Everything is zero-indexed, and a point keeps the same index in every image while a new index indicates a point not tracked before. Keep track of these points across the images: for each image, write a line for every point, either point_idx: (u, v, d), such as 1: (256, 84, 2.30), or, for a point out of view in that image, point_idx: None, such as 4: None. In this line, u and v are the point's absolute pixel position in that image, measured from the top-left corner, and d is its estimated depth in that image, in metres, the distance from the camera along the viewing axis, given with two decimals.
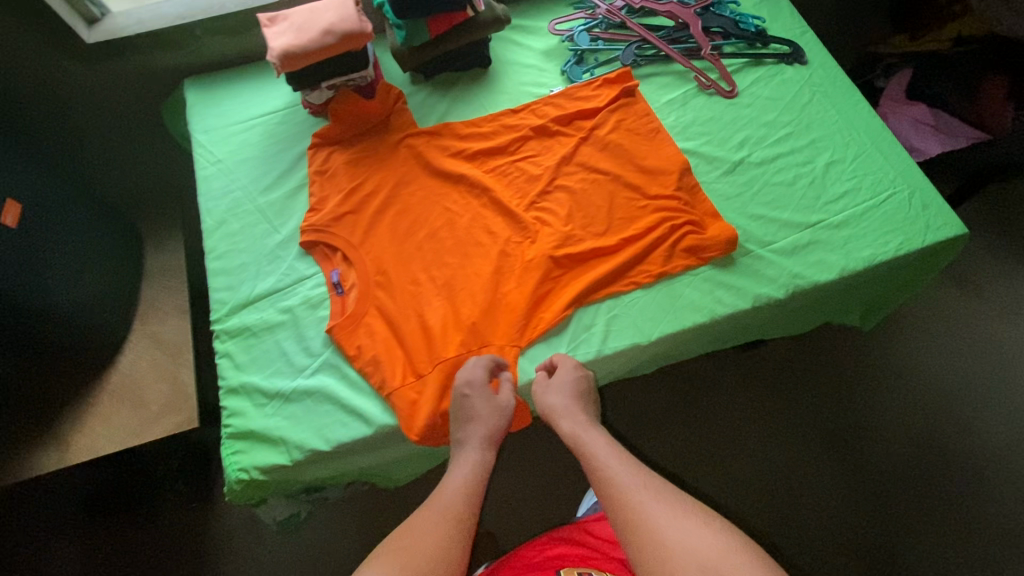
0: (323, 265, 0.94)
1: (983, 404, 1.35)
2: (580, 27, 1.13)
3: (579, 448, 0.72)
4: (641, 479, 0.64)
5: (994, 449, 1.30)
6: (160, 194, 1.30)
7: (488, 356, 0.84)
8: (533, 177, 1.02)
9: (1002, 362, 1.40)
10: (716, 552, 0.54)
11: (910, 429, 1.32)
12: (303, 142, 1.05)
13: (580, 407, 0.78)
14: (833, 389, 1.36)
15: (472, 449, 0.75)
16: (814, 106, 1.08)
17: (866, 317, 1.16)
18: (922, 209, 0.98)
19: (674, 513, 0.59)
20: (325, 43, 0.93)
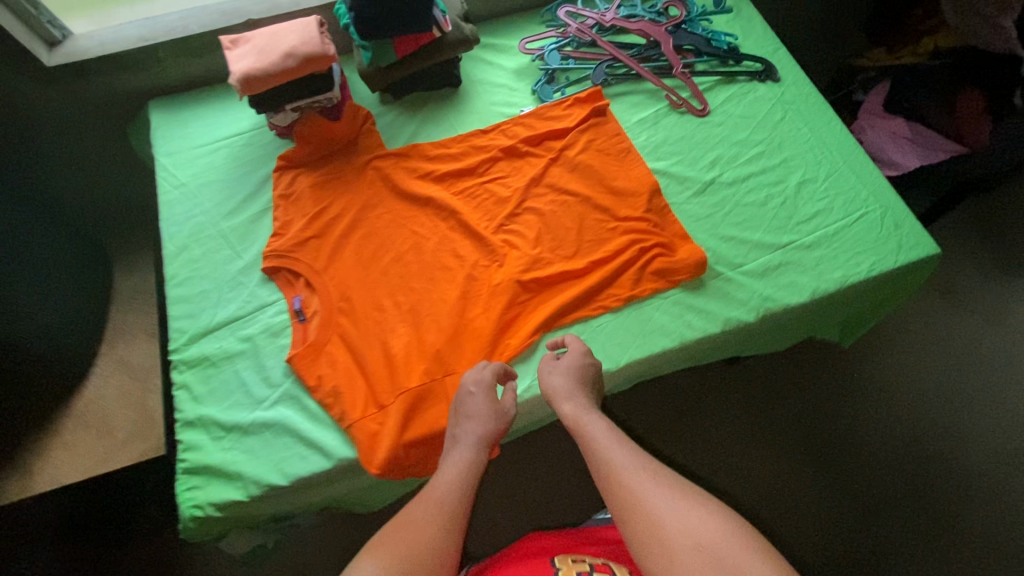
0: (285, 292, 0.92)
1: (972, 415, 1.34)
2: (551, 46, 1.12)
3: (580, 431, 0.72)
4: (641, 463, 0.64)
5: (985, 461, 1.28)
6: (129, 215, 1.28)
7: (498, 364, 0.82)
8: (502, 199, 1.01)
9: (989, 372, 1.39)
10: (713, 532, 0.54)
11: (897, 440, 1.30)
12: (267, 165, 1.03)
13: (582, 392, 0.77)
14: (817, 401, 1.35)
15: (467, 447, 0.74)
16: (786, 124, 1.07)
17: (845, 333, 1.15)
18: (894, 229, 0.97)
19: (673, 495, 0.59)
20: (285, 66, 0.91)
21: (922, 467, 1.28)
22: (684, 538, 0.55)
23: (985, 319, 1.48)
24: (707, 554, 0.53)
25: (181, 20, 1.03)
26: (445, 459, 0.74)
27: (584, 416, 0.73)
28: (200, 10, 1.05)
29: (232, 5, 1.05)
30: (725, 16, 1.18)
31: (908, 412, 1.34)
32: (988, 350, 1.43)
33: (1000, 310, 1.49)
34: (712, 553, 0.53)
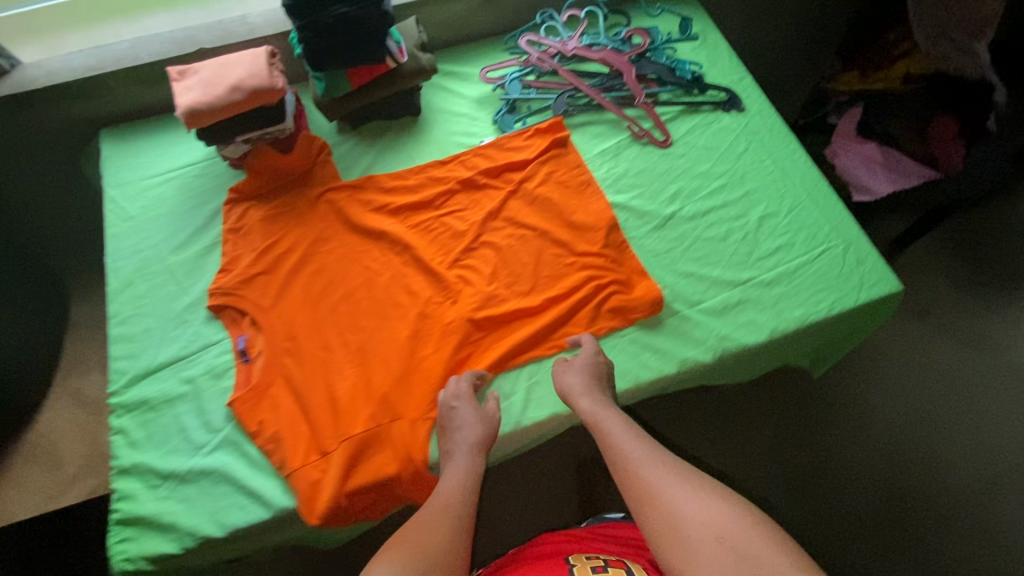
0: (230, 330, 0.90)
1: (946, 439, 1.38)
2: (512, 75, 1.10)
3: (599, 428, 0.76)
4: (660, 459, 0.69)
5: (959, 485, 1.32)
6: (84, 241, 1.25)
7: (473, 371, 0.86)
8: (458, 233, 0.98)
9: (963, 397, 1.44)
10: (732, 524, 0.58)
11: (878, 464, 1.34)
12: (217, 198, 1.01)
13: (599, 389, 0.81)
14: (797, 426, 1.38)
15: (462, 456, 0.77)
16: (749, 155, 1.05)
17: (816, 362, 1.12)
18: (856, 265, 0.95)
19: (692, 489, 0.63)
20: (231, 99, 0.88)
21: (901, 492, 1.31)
22: (704, 529, 0.58)
23: (961, 342, 1.51)
24: (728, 544, 0.56)
25: (132, 50, 1.01)
26: (445, 465, 0.77)
27: (603, 412, 0.78)
28: (152, 38, 1.02)
29: (184, 33, 1.02)
30: (690, 44, 1.17)
31: (887, 437, 1.37)
32: (964, 373, 1.47)
33: (978, 333, 1.53)
34: (731, 543, 0.56)
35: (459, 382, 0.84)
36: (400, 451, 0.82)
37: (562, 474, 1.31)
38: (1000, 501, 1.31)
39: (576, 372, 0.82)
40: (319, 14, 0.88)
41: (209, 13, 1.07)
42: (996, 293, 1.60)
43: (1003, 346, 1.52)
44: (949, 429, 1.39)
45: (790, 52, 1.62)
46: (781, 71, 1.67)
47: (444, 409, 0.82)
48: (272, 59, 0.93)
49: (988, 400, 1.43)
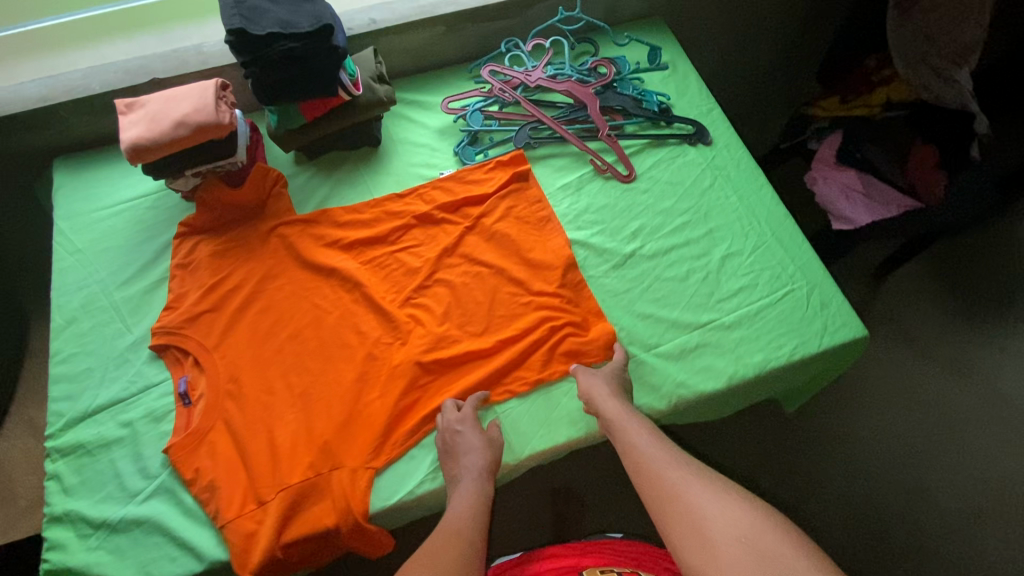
0: (172, 371, 0.88)
1: (926, 470, 1.39)
2: (474, 105, 1.08)
3: (623, 434, 0.79)
4: (683, 465, 0.73)
5: (937, 517, 1.34)
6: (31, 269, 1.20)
7: (474, 395, 0.85)
8: (412, 271, 0.96)
9: (947, 426, 1.44)
10: (753, 526, 0.61)
11: (858, 494, 1.37)
12: (169, 232, 0.99)
13: (623, 398, 0.83)
14: (778, 458, 1.40)
15: (470, 479, 0.77)
16: (714, 191, 1.02)
17: (788, 401, 1.09)
18: (820, 308, 0.92)
19: (714, 494, 0.67)
20: (175, 136, 0.86)
21: (881, 523, 1.33)
22: (725, 530, 0.62)
23: (947, 372, 1.50)
24: (748, 544, 0.60)
25: (83, 79, 0.98)
26: (454, 486, 0.78)
27: (627, 419, 0.80)
28: (105, 67, 1.00)
29: (137, 62, 1.00)
30: (659, 74, 1.14)
31: (866, 467, 1.40)
32: (948, 402, 1.47)
33: (965, 361, 1.52)
34: (752, 542, 0.60)
35: (467, 404, 0.84)
36: (340, 502, 0.79)
37: (538, 501, 1.31)
38: (980, 532, 1.32)
39: (602, 381, 0.84)
40: (265, 50, 0.84)
41: (166, 41, 1.05)
42: (986, 317, 1.57)
43: (990, 373, 1.50)
44: (931, 459, 1.40)
45: (772, 75, 1.59)
46: (764, 94, 1.64)
47: (450, 433, 0.81)
48: (222, 92, 0.91)
49: (972, 430, 1.44)
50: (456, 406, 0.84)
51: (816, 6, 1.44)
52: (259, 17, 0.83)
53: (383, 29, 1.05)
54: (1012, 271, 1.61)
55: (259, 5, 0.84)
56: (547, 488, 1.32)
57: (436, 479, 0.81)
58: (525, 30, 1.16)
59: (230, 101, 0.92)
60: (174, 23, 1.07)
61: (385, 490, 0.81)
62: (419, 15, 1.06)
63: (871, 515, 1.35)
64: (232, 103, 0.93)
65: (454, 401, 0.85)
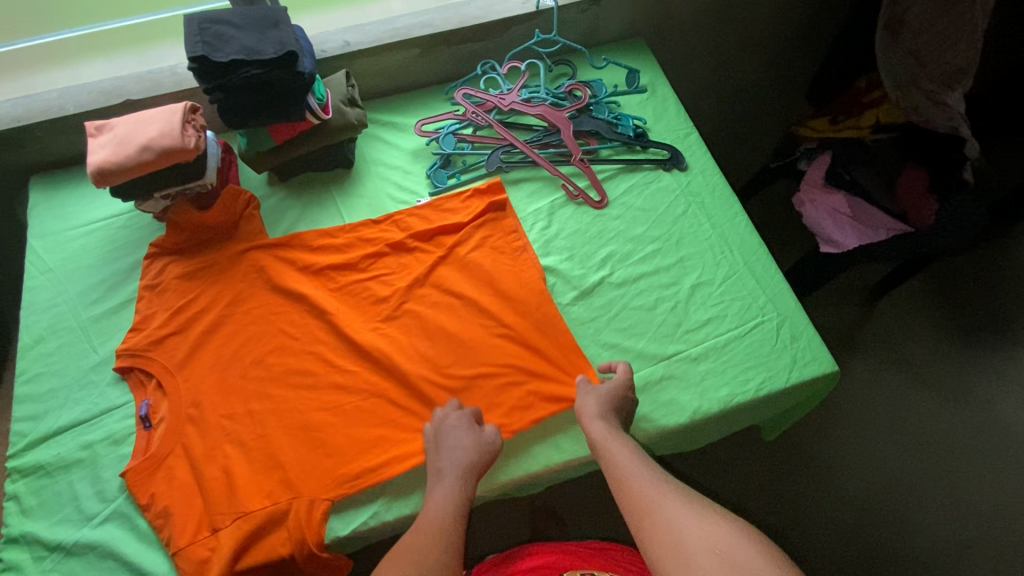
0: (136, 393, 0.88)
1: (920, 497, 1.35)
2: (448, 128, 1.08)
3: (608, 454, 0.76)
4: (663, 481, 0.72)
5: (928, 545, 1.30)
6: (8, 285, 1.21)
7: (475, 406, 0.83)
8: (381, 301, 0.94)
9: (942, 452, 1.40)
10: (730, 538, 0.61)
11: (847, 519, 1.33)
12: (140, 252, 0.99)
13: (613, 419, 0.80)
14: (765, 482, 1.37)
15: (451, 476, 0.75)
16: (688, 218, 1.01)
17: (769, 430, 1.06)
18: (791, 341, 0.90)
19: (691, 509, 0.66)
20: (141, 159, 0.87)
21: (867, 550, 1.30)
22: (702, 542, 0.61)
23: (941, 397, 1.46)
24: (724, 556, 0.59)
25: (58, 100, 1.00)
26: (435, 483, 0.76)
27: (612, 439, 0.78)
28: (81, 88, 1.02)
29: (112, 83, 1.02)
30: (637, 97, 1.13)
31: (854, 493, 1.36)
32: (942, 427, 1.43)
33: (961, 386, 1.48)
34: (727, 555, 0.59)
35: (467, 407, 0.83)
36: (293, 533, 0.77)
37: (516, 521, 1.29)
38: (971, 563, 1.28)
39: (597, 395, 0.82)
40: (227, 76, 0.84)
41: (143, 61, 1.07)
42: (986, 339, 1.53)
43: (985, 399, 1.46)
44: (921, 486, 1.36)
45: (762, 94, 1.57)
46: (755, 112, 1.62)
47: (442, 429, 0.80)
48: (191, 116, 0.92)
49: (965, 457, 1.39)
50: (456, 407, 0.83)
51: (804, 27, 1.42)
52: (223, 43, 0.84)
53: (356, 51, 1.05)
54: (1009, 294, 1.58)
55: (224, 31, 0.85)
56: (526, 508, 1.30)
57: (389, 514, 0.80)
58: (501, 52, 1.16)
59: (199, 124, 0.93)
60: (150, 42, 1.08)
61: (339, 522, 0.79)
62: (393, 38, 1.06)
63: (857, 542, 1.31)
64: (201, 126, 0.94)
65: (455, 401, 0.84)
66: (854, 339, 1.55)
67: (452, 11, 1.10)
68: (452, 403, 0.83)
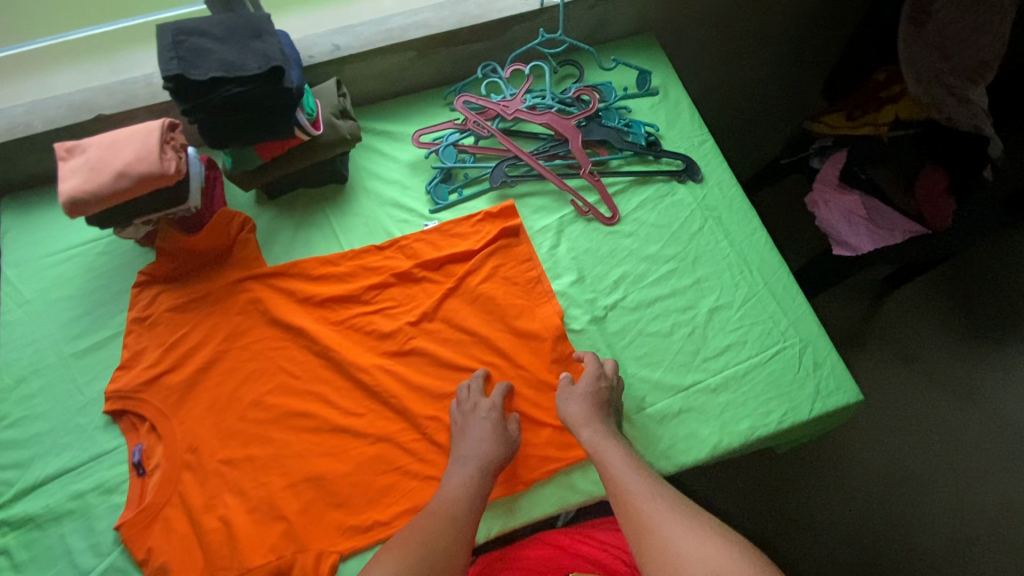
0: (128, 437, 0.83)
1: (925, 495, 1.35)
2: (447, 139, 1.00)
3: (603, 462, 0.75)
4: (660, 494, 0.71)
5: (935, 545, 1.30)
6: None
7: (505, 386, 0.84)
8: (384, 333, 0.88)
9: (949, 450, 1.39)
10: (728, 563, 0.61)
11: (854, 520, 1.33)
12: (124, 281, 0.93)
13: (599, 415, 0.78)
14: (772, 484, 1.37)
15: (471, 464, 0.76)
16: (704, 236, 0.96)
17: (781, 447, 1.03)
18: (813, 369, 0.86)
19: (690, 528, 0.66)
20: (117, 188, 0.79)
21: (871, 551, 1.30)
22: (701, 565, 0.62)
23: (948, 396, 1.45)
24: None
25: (24, 116, 0.91)
26: (456, 466, 0.77)
27: (604, 444, 0.76)
28: (48, 102, 0.93)
29: (82, 95, 0.93)
30: (648, 101, 1.06)
31: (861, 495, 1.35)
32: (948, 426, 1.42)
33: (968, 383, 1.46)
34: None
35: (493, 393, 0.83)
36: None
37: None
38: (975, 560, 1.29)
39: (578, 399, 0.80)
40: (209, 94, 0.76)
41: (115, 70, 0.97)
42: (996, 335, 1.51)
43: (992, 397, 1.45)
44: (927, 485, 1.36)
45: (776, 86, 1.50)
46: (767, 105, 1.54)
47: (470, 417, 0.80)
48: (169, 134, 0.84)
49: (971, 456, 1.39)
50: (483, 395, 0.83)
51: (821, 17, 1.34)
52: (201, 58, 0.75)
53: (347, 56, 0.97)
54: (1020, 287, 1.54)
55: (202, 43, 0.76)
56: None
57: None
58: (503, 53, 1.08)
59: (179, 143, 0.85)
60: (120, 47, 0.98)
61: (348, 572, 0.76)
62: (387, 41, 0.97)
63: (861, 543, 1.31)
64: (181, 145, 0.86)
65: (481, 378, 0.84)
66: (862, 337, 1.53)
67: (449, 9, 1.01)
68: (478, 387, 0.83)
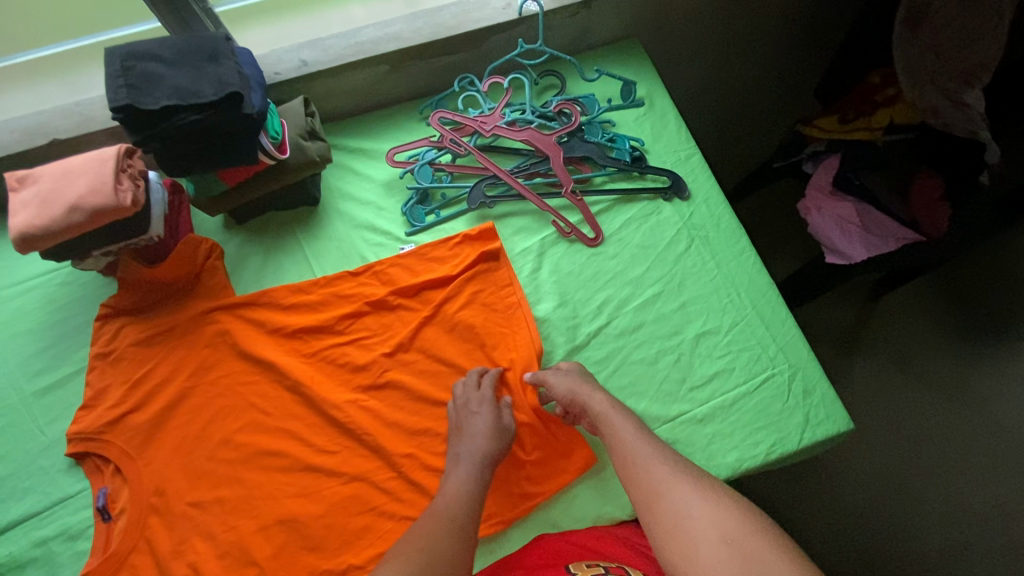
0: (93, 480, 0.80)
1: (918, 502, 1.33)
2: (423, 157, 0.96)
3: (611, 429, 0.74)
4: (670, 458, 0.69)
5: (928, 553, 1.28)
6: None
7: (495, 370, 0.83)
8: (357, 366, 0.85)
9: (943, 454, 1.37)
10: (740, 527, 0.59)
11: (846, 527, 1.31)
12: (87, 313, 0.89)
13: (601, 389, 0.78)
14: (763, 491, 1.35)
15: (468, 460, 0.75)
16: (690, 256, 0.92)
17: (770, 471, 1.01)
18: (803, 397, 0.83)
19: (700, 492, 0.63)
20: (69, 222, 0.74)
21: (862, 559, 1.29)
22: (710, 527, 0.59)
23: (942, 399, 1.42)
24: (734, 546, 0.57)
25: None
26: (455, 463, 0.75)
27: (612, 414, 0.75)
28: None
29: (35, 118, 0.89)
30: (634, 112, 1.02)
31: (853, 503, 1.33)
32: (942, 430, 1.39)
33: (962, 386, 1.43)
34: (738, 544, 0.57)
35: (486, 383, 0.82)
36: None
37: None
38: (967, 567, 1.27)
39: (580, 375, 0.79)
40: (160, 124, 0.71)
41: (69, 90, 0.93)
42: (992, 336, 1.47)
43: (987, 398, 1.41)
44: (920, 492, 1.34)
45: (768, 85, 1.44)
46: (759, 106, 1.49)
47: (464, 412, 0.79)
48: (127, 160, 0.79)
49: (965, 461, 1.36)
50: (477, 387, 0.82)
51: (814, 15, 1.29)
52: (153, 84, 0.71)
53: (315, 71, 0.92)
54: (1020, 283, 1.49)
55: (153, 69, 0.72)
56: None
57: None
58: (481, 64, 1.03)
59: (136, 170, 0.80)
60: (72, 65, 0.93)
61: None
62: (357, 55, 0.92)
63: (852, 551, 1.30)
64: (139, 171, 0.81)
65: (475, 374, 0.83)
66: (855, 340, 1.49)
67: (423, 19, 0.96)
68: (473, 381, 0.82)
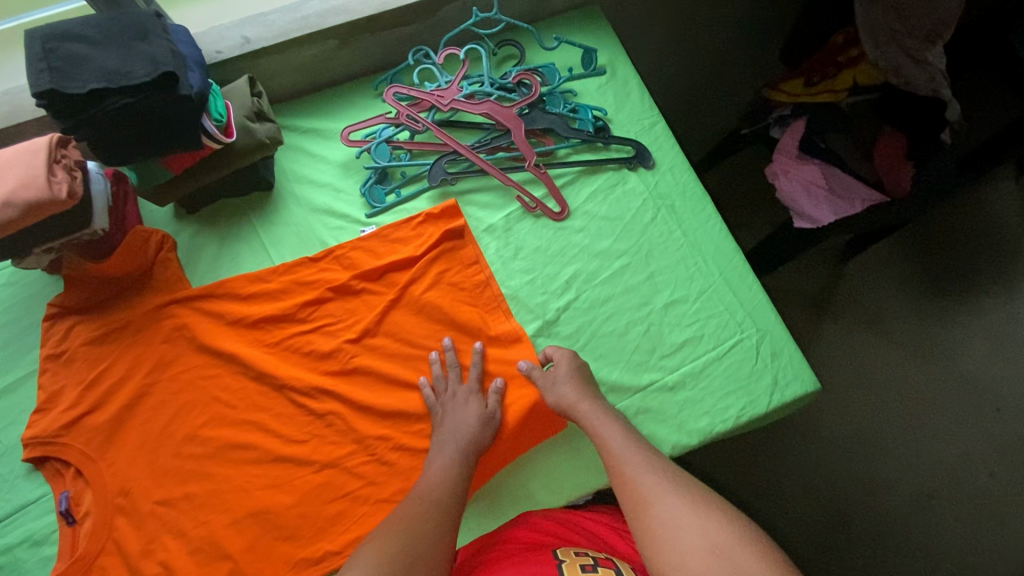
0: (53, 484, 0.78)
1: (888, 455, 1.38)
2: (380, 135, 0.93)
3: (599, 436, 0.73)
4: (660, 467, 0.68)
5: (897, 503, 1.34)
6: None
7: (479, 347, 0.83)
8: (323, 353, 0.83)
9: (910, 407, 1.41)
10: (728, 537, 0.58)
11: (820, 483, 1.35)
12: (35, 314, 0.85)
13: (586, 394, 0.77)
14: (741, 453, 1.38)
15: (451, 450, 0.74)
16: (657, 227, 0.91)
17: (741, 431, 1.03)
18: (771, 359, 0.84)
19: (690, 502, 0.63)
20: (2, 218, 0.69)
21: (836, 513, 1.33)
22: (699, 538, 0.59)
23: (908, 353, 1.46)
24: (723, 557, 0.57)
25: None
26: (435, 454, 0.75)
27: (601, 419, 0.75)
28: None
29: None
30: (596, 81, 1.00)
31: (826, 460, 1.37)
32: (911, 386, 1.43)
33: (928, 341, 1.47)
34: (726, 556, 0.57)
35: (470, 376, 0.81)
36: None
37: None
38: (934, 513, 1.33)
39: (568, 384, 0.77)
40: (91, 109, 0.67)
41: None
42: (955, 292, 1.50)
43: (952, 353, 1.46)
44: (887, 445, 1.38)
45: (733, 49, 1.42)
46: (726, 70, 1.47)
47: (450, 403, 0.79)
48: (59, 151, 0.74)
49: (931, 412, 1.41)
50: (460, 381, 0.81)
51: None
52: (78, 67, 0.66)
53: (259, 49, 0.87)
54: (981, 237, 1.53)
55: (77, 50, 0.67)
56: None
57: None
58: (435, 35, 0.99)
59: (71, 161, 0.75)
60: None
61: None
62: (303, 30, 0.88)
63: (825, 506, 1.34)
64: (75, 162, 0.76)
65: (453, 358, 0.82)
66: (827, 303, 1.51)
67: None
68: (455, 373, 0.81)
